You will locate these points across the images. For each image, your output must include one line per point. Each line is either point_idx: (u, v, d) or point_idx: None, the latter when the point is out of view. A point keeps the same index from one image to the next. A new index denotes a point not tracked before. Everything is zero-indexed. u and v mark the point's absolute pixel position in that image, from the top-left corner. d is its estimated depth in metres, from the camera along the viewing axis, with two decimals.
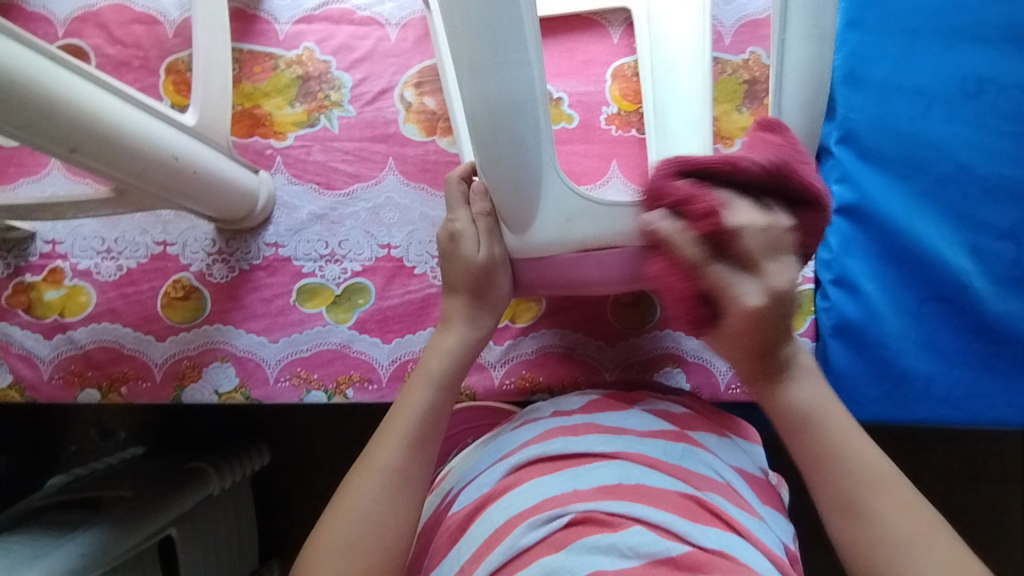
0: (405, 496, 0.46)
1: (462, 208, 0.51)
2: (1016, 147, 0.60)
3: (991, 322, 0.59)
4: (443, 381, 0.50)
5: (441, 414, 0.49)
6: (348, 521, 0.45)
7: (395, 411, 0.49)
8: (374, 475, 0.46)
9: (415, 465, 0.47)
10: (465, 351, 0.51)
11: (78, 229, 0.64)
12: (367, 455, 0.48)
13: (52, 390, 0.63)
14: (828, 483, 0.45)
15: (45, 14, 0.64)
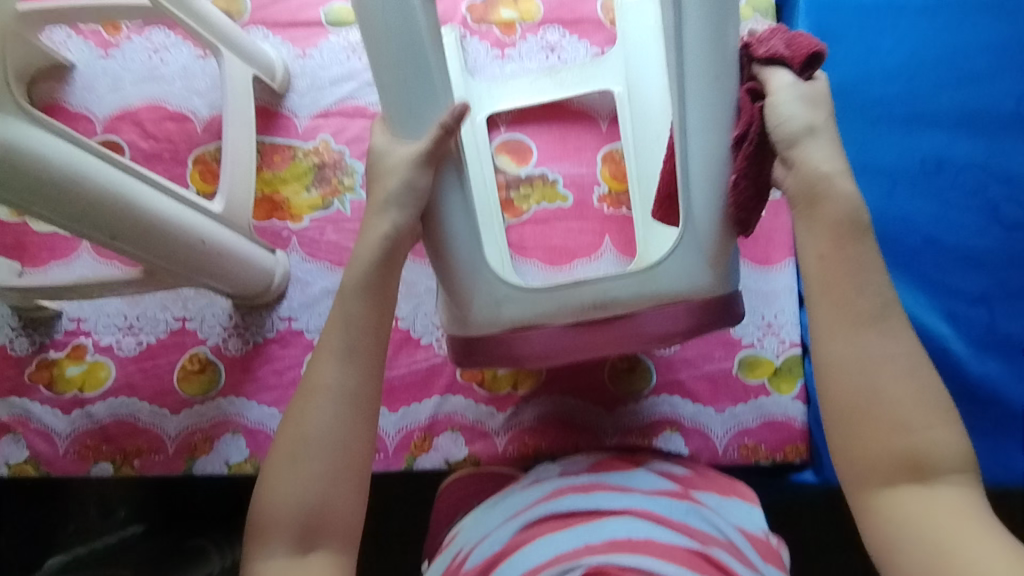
0: (351, 417, 0.46)
1: (381, 139, 0.47)
2: (977, 220, 0.64)
3: (973, 383, 0.61)
4: (370, 288, 0.48)
5: (373, 324, 0.48)
6: (295, 449, 0.46)
7: (329, 327, 0.48)
8: (315, 400, 0.46)
9: (353, 384, 0.47)
10: (385, 241, 0.48)
11: (103, 307, 0.68)
12: (308, 379, 0.48)
13: (67, 465, 0.64)
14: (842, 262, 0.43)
15: (86, 113, 0.70)
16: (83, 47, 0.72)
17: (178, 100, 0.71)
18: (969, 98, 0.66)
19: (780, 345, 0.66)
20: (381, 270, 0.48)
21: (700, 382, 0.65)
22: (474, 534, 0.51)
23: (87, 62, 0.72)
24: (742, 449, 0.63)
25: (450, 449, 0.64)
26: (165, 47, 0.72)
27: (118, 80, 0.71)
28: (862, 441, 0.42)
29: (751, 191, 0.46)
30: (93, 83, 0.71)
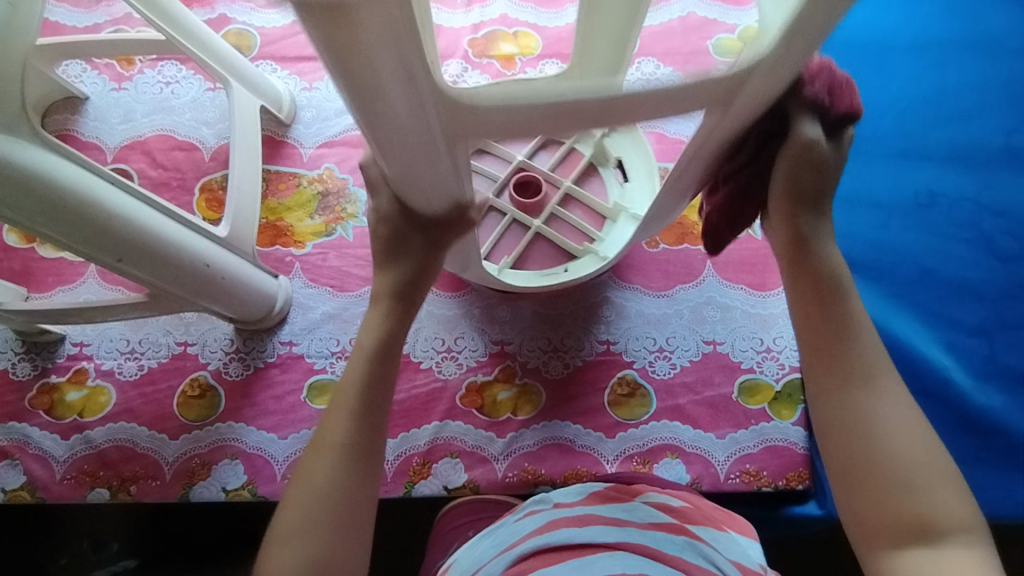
0: (361, 473, 0.46)
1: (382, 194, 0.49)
2: (972, 251, 0.65)
3: (975, 414, 0.60)
4: (377, 353, 0.50)
5: (383, 383, 0.49)
6: (303, 504, 0.44)
7: (338, 389, 0.49)
8: (324, 455, 0.46)
9: (364, 439, 0.47)
10: (391, 320, 0.51)
11: (106, 332, 0.68)
12: (316, 437, 0.48)
13: (62, 490, 0.64)
14: (825, 331, 0.44)
15: (97, 142, 0.72)
16: (97, 80, 0.75)
17: (188, 130, 0.73)
18: (957, 134, 0.68)
19: (780, 370, 0.66)
20: (394, 331, 0.51)
21: (700, 407, 0.65)
22: (469, 568, 0.50)
23: (100, 94, 0.74)
24: (744, 475, 0.63)
25: (449, 475, 0.64)
26: (177, 80, 0.75)
27: (130, 111, 0.73)
28: (858, 498, 0.41)
29: (725, 221, 0.50)
30: (105, 113, 0.73)
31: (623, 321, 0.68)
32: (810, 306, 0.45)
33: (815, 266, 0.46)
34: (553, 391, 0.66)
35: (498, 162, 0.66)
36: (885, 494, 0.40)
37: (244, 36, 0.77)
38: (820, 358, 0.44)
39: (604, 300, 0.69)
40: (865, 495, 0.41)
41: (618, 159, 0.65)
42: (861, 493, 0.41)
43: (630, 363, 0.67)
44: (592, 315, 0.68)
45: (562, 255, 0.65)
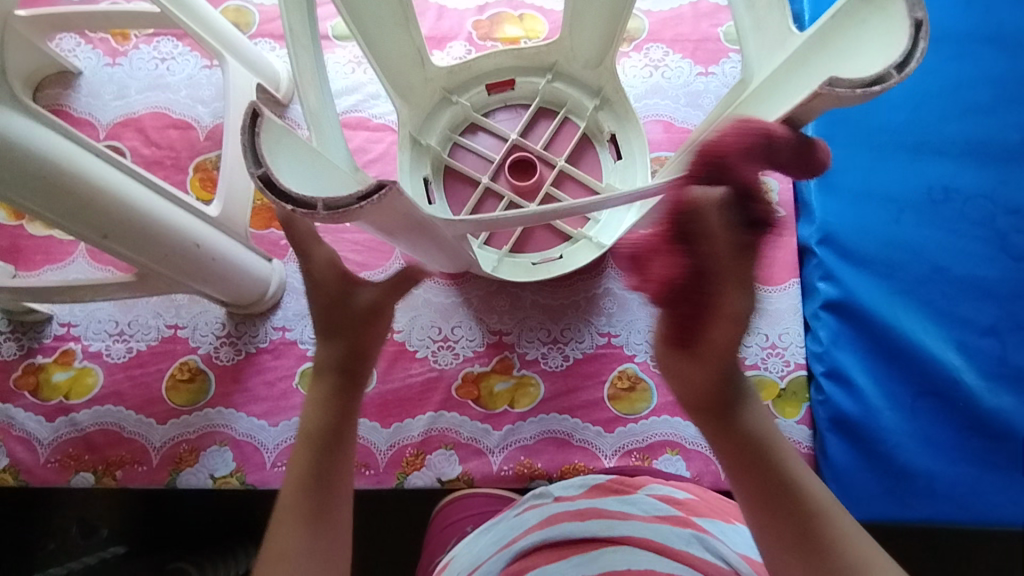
0: (326, 573, 0.40)
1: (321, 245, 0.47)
2: (985, 249, 0.63)
3: (985, 417, 0.59)
4: (324, 438, 0.43)
5: (338, 474, 0.43)
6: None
7: (285, 486, 0.42)
8: (278, 559, 0.39)
9: (323, 535, 0.40)
10: (336, 400, 0.44)
11: (94, 312, 0.67)
12: (268, 542, 0.40)
13: (46, 474, 0.62)
14: (780, 517, 0.35)
15: (90, 119, 0.71)
16: (91, 54, 0.73)
17: (182, 109, 0.71)
18: (972, 130, 0.66)
19: (785, 367, 0.64)
20: (339, 415, 0.44)
21: None
22: (467, 564, 0.49)
23: (94, 69, 0.72)
24: None
25: (443, 467, 0.62)
26: (173, 56, 0.73)
27: (124, 88, 0.72)
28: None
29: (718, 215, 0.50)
30: (99, 90, 0.72)
31: (624, 314, 0.66)
32: (751, 500, 0.36)
33: (738, 451, 0.36)
34: (551, 383, 0.65)
35: (493, 141, 0.65)
36: None
37: (243, 13, 0.75)
38: (782, 542, 0.35)
39: (605, 291, 0.67)
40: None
41: (611, 133, 0.63)
42: None
43: (632, 356, 0.65)
44: (592, 305, 0.67)
45: (559, 240, 0.64)
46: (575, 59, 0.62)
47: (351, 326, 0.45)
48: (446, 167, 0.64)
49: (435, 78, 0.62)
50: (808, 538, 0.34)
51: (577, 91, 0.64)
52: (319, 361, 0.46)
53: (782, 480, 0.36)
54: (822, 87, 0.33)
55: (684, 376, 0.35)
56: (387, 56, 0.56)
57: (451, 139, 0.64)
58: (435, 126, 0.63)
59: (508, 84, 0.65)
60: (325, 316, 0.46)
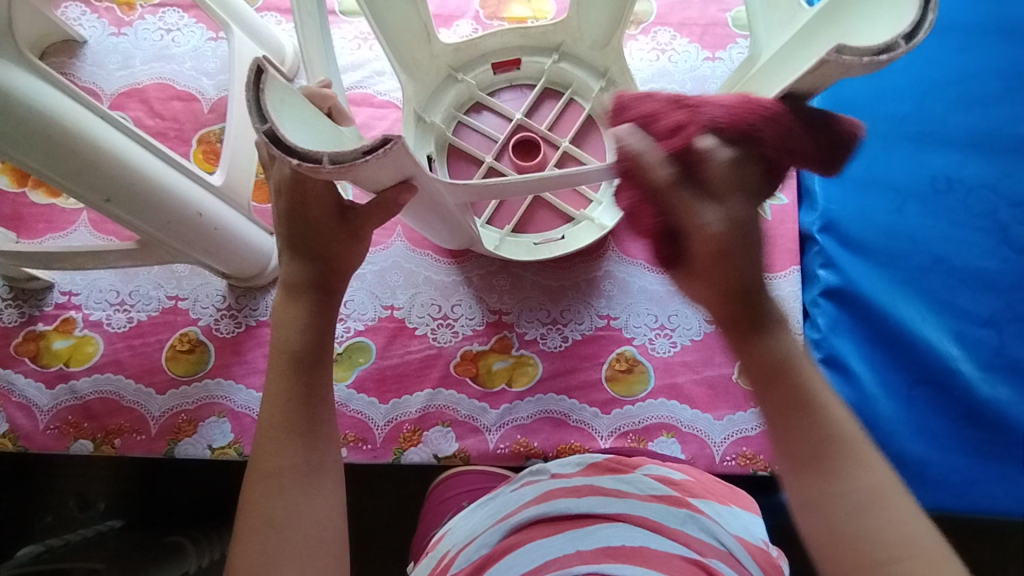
0: (318, 488, 0.42)
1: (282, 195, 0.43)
2: (986, 240, 0.63)
3: (981, 406, 0.59)
4: (304, 356, 0.45)
5: (323, 390, 0.45)
6: (260, 538, 0.40)
7: (267, 405, 0.44)
8: (272, 475, 0.42)
9: (313, 451, 0.43)
10: (316, 316, 0.46)
11: (96, 282, 0.67)
12: (257, 459, 0.43)
13: (45, 440, 0.63)
14: (789, 414, 0.37)
15: (94, 89, 0.70)
16: (97, 23, 0.73)
17: (187, 80, 0.71)
18: (977, 121, 0.66)
19: None
20: (319, 333, 0.46)
21: (700, 387, 0.64)
22: (462, 537, 0.49)
23: (99, 39, 0.72)
24: (741, 458, 0.61)
25: (440, 444, 0.63)
26: (178, 28, 0.73)
27: (129, 58, 0.71)
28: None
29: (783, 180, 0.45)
30: (103, 59, 0.71)
31: (624, 297, 0.67)
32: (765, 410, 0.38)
33: (757, 370, 0.38)
34: (550, 363, 0.65)
35: (499, 122, 0.64)
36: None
37: None
38: (782, 445, 0.37)
39: (607, 274, 0.67)
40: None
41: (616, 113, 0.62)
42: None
43: (630, 339, 0.65)
44: (593, 287, 0.67)
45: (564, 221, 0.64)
46: (581, 38, 0.62)
47: (328, 237, 0.45)
48: (451, 145, 0.63)
49: (441, 55, 0.62)
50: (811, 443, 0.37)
51: (583, 72, 0.64)
52: (289, 275, 0.46)
53: (798, 392, 0.37)
54: (829, 54, 0.33)
55: (718, 283, 0.37)
56: (394, 35, 0.56)
57: (455, 118, 0.64)
58: (440, 104, 0.63)
59: (513, 64, 0.65)
60: (301, 229, 0.45)
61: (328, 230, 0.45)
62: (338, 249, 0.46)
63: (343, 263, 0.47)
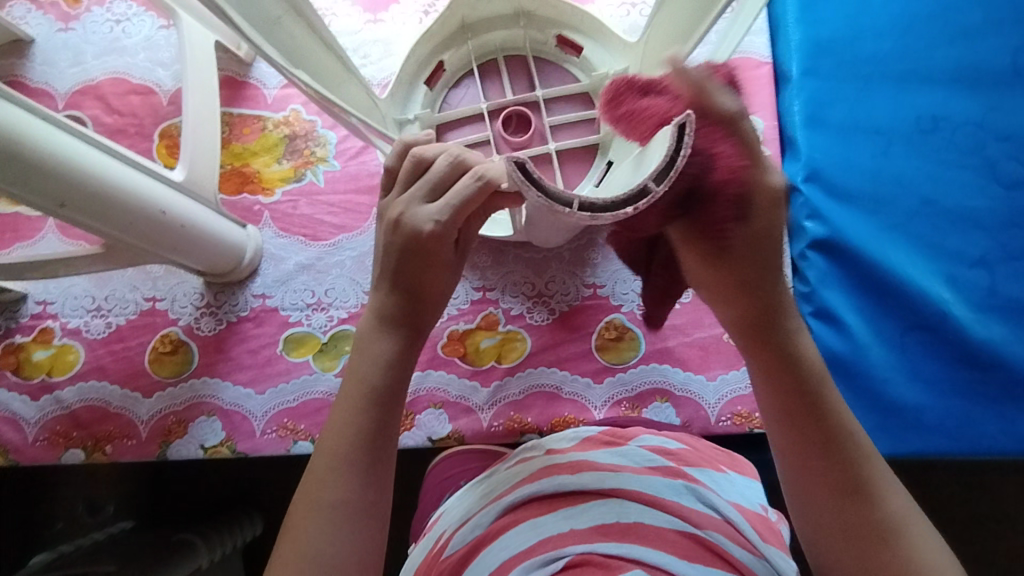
0: (370, 529, 0.39)
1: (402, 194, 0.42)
2: (975, 178, 0.62)
3: (976, 348, 0.58)
4: (383, 396, 0.41)
5: (392, 433, 0.41)
6: (298, 567, 0.37)
7: (325, 433, 0.41)
8: (323, 506, 0.38)
9: (372, 490, 0.39)
10: (399, 363, 0.42)
11: (70, 289, 0.65)
12: (308, 481, 0.40)
13: (36, 453, 0.62)
14: (810, 440, 0.37)
15: (47, 89, 0.68)
16: (42, 20, 0.70)
17: (143, 72, 0.68)
18: (962, 54, 0.64)
19: None
20: (398, 377, 0.42)
21: (691, 349, 0.63)
22: (457, 518, 0.49)
23: (47, 36, 0.69)
24: (737, 418, 0.61)
25: (433, 426, 0.62)
26: (127, 18, 0.70)
27: (79, 53, 0.69)
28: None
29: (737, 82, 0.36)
30: (53, 57, 0.69)
31: (610, 264, 0.65)
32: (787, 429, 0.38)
33: (783, 372, 0.38)
34: (538, 337, 0.64)
35: (470, 128, 0.60)
36: None
37: None
38: (787, 441, 0.38)
39: (591, 242, 0.66)
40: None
41: (559, 34, 0.61)
42: None
43: (618, 307, 0.64)
44: (576, 257, 0.65)
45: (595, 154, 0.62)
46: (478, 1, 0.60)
47: (428, 276, 0.43)
48: None
49: (386, 109, 0.58)
50: (844, 473, 0.36)
51: (502, 30, 0.62)
52: (381, 308, 0.43)
53: (815, 403, 0.37)
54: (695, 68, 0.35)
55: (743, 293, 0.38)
56: (334, 79, 0.50)
57: None
58: None
59: (439, 70, 0.62)
60: (415, 265, 0.42)
61: (435, 271, 0.43)
62: (432, 284, 0.43)
63: (437, 293, 0.44)
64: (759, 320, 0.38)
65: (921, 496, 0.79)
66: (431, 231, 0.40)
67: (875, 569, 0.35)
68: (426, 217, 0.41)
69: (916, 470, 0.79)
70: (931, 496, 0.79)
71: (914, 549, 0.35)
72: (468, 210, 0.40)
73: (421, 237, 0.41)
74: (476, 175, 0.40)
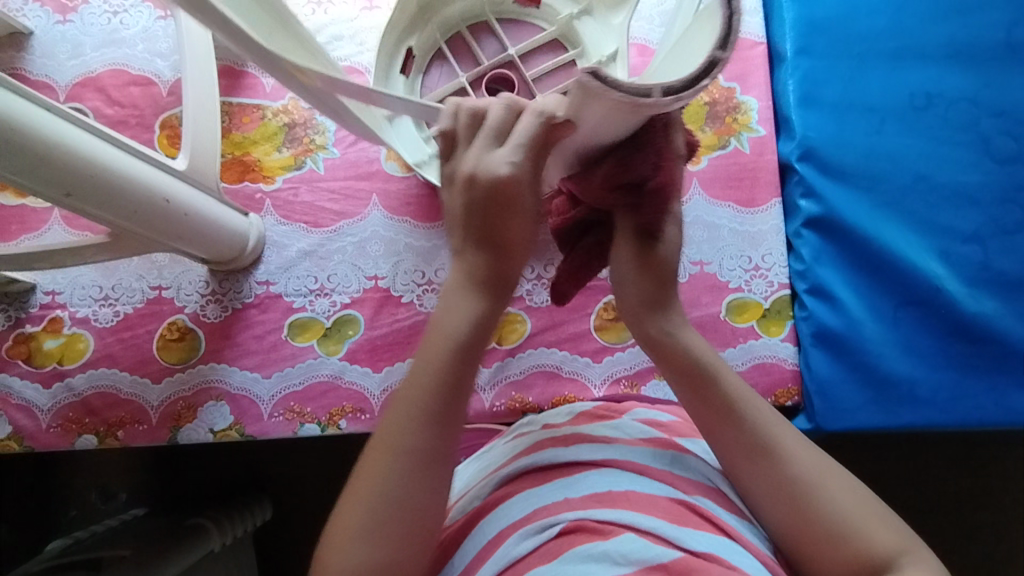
0: (437, 476, 0.40)
1: (465, 151, 0.42)
2: (968, 154, 0.62)
3: (968, 321, 0.59)
4: (466, 347, 0.42)
5: (469, 381, 0.42)
6: (368, 507, 0.39)
7: (401, 389, 0.42)
8: (398, 453, 0.40)
9: (443, 443, 0.40)
10: (483, 315, 0.43)
11: (77, 279, 0.67)
12: (379, 432, 0.41)
13: (50, 439, 0.64)
14: (712, 403, 0.45)
15: (48, 81, 0.68)
16: (40, 12, 0.70)
17: (142, 64, 0.69)
18: (955, 31, 0.64)
19: (769, 288, 0.64)
20: (480, 330, 0.42)
21: None
22: (456, 491, 0.51)
23: (45, 28, 0.70)
24: None
25: None
26: (125, 9, 0.70)
27: (78, 45, 0.69)
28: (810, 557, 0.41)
29: None
30: (53, 49, 0.69)
31: None
32: (693, 402, 0.46)
33: (682, 360, 0.47)
34: (538, 319, 0.65)
35: None
36: (809, 526, 0.41)
37: None
38: (699, 411, 0.46)
39: None
40: (809, 547, 0.41)
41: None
42: (791, 534, 0.42)
43: None
44: None
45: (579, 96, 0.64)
46: None
47: (511, 226, 0.42)
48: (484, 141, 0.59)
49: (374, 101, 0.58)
50: (748, 437, 0.44)
51: (459, 2, 0.63)
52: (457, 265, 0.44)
53: (711, 381, 0.46)
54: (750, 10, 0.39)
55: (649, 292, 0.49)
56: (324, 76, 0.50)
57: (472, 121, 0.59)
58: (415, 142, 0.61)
59: (409, 57, 0.62)
60: (493, 214, 0.41)
61: (517, 221, 0.42)
62: (515, 233, 0.42)
63: (521, 243, 0.43)
64: (651, 323, 0.49)
65: (913, 471, 0.81)
66: (508, 174, 0.40)
67: (792, 506, 0.42)
68: (501, 161, 0.40)
69: (908, 446, 0.80)
70: (925, 467, 0.81)
71: (826, 496, 0.41)
72: (539, 147, 0.40)
73: (499, 183, 0.40)
74: (537, 112, 0.40)
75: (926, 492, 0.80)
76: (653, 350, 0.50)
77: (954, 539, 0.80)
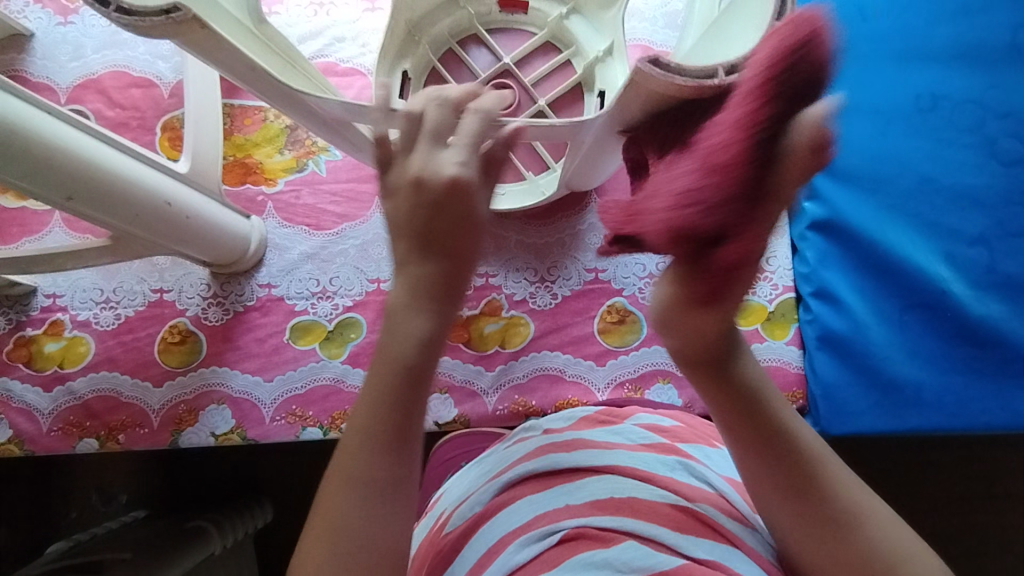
0: (395, 504, 0.37)
1: (413, 157, 0.39)
2: (974, 157, 0.62)
3: (974, 324, 0.59)
4: (414, 370, 0.38)
5: (421, 403, 0.38)
6: (325, 544, 0.36)
7: (353, 420, 0.38)
8: (351, 485, 0.36)
9: (403, 466, 0.37)
10: (437, 331, 0.38)
11: (78, 282, 0.66)
12: (336, 460, 0.38)
13: (51, 442, 0.63)
14: (766, 451, 0.38)
15: (49, 83, 0.68)
16: (41, 14, 0.70)
17: (143, 65, 0.69)
18: (963, 32, 0.64)
19: (773, 291, 0.64)
20: (432, 348, 0.38)
21: None
22: (457, 497, 0.50)
23: (46, 30, 0.69)
24: None
25: (439, 411, 0.63)
26: None
27: (79, 47, 0.69)
28: None
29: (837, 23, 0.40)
30: (54, 51, 0.69)
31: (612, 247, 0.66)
32: (744, 450, 0.38)
33: (734, 397, 0.39)
34: (541, 322, 0.65)
35: None
36: None
37: None
38: (751, 458, 0.38)
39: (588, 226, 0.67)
40: None
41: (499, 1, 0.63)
42: None
43: (620, 290, 0.65)
44: (576, 241, 0.66)
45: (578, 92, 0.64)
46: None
47: (463, 233, 0.38)
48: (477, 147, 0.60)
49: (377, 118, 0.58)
50: (806, 485, 0.37)
51: (447, 19, 0.63)
52: (411, 278, 0.38)
53: (766, 422, 0.38)
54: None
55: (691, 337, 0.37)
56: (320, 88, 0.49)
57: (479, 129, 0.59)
58: None
59: (405, 80, 0.62)
60: (441, 223, 0.38)
61: (468, 229, 0.38)
62: (464, 239, 0.38)
63: (474, 249, 0.39)
64: (706, 357, 0.38)
65: (917, 474, 0.80)
66: (455, 173, 0.37)
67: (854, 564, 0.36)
68: (447, 161, 0.37)
69: (912, 449, 0.80)
70: (929, 471, 0.80)
71: (890, 548, 0.36)
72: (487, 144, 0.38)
73: (446, 184, 0.37)
74: (484, 110, 0.38)
75: (930, 496, 0.80)
76: (705, 388, 0.40)
77: (958, 543, 0.80)
